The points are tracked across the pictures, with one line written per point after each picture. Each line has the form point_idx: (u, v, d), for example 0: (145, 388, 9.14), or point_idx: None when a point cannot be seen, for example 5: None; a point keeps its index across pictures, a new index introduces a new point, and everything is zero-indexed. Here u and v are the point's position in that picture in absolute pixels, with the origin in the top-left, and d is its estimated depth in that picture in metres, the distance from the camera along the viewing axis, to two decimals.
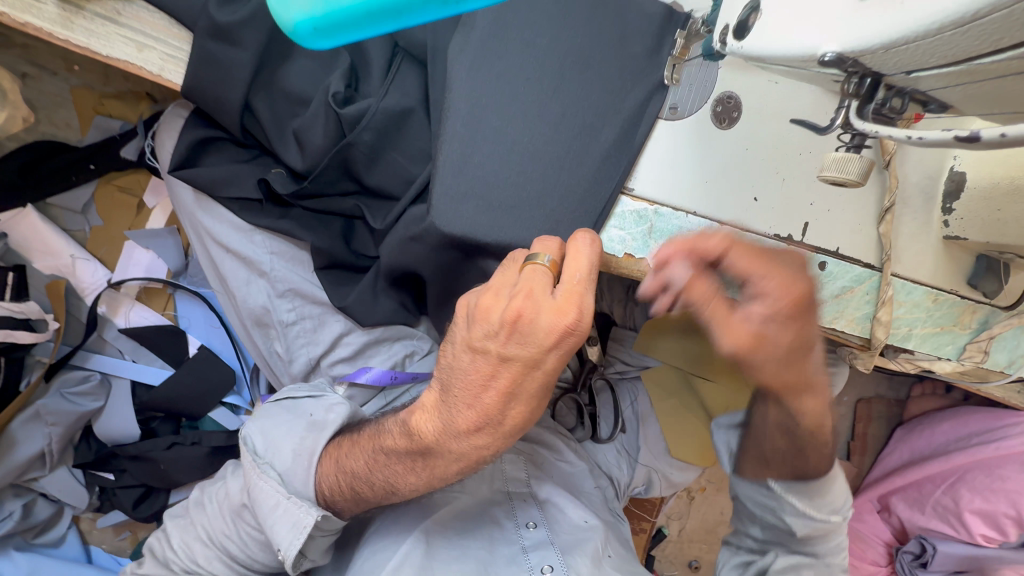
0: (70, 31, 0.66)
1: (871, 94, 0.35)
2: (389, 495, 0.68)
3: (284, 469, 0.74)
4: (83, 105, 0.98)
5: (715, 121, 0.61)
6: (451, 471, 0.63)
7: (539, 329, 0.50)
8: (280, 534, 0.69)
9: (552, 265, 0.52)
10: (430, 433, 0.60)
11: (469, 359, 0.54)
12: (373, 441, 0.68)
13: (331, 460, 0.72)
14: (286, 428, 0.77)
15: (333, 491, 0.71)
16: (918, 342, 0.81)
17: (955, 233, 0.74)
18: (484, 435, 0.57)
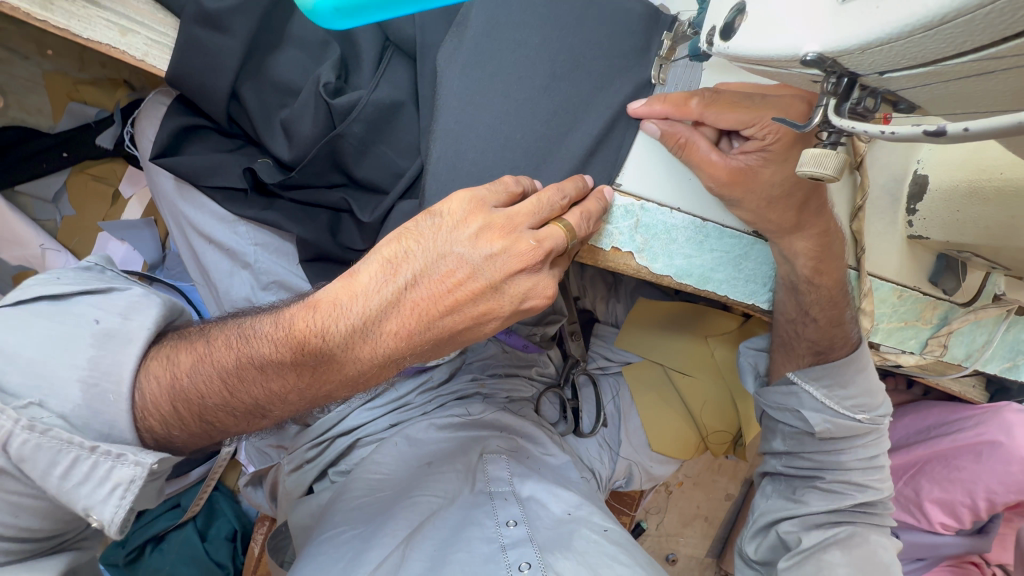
0: (47, 11, 0.63)
1: (847, 93, 0.37)
2: (254, 416, 0.60)
3: (68, 408, 0.53)
4: (57, 90, 0.94)
5: None
6: (334, 389, 0.60)
7: (512, 253, 0.55)
8: (94, 492, 0.52)
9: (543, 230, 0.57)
10: (327, 334, 0.55)
11: (449, 255, 0.55)
12: (243, 350, 0.57)
13: (165, 365, 0.57)
14: (59, 347, 0.54)
15: (163, 409, 0.56)
16: (884, 336, 0.87)
17: (918, 233, 0.79)
18: (396, 358, 0.59)
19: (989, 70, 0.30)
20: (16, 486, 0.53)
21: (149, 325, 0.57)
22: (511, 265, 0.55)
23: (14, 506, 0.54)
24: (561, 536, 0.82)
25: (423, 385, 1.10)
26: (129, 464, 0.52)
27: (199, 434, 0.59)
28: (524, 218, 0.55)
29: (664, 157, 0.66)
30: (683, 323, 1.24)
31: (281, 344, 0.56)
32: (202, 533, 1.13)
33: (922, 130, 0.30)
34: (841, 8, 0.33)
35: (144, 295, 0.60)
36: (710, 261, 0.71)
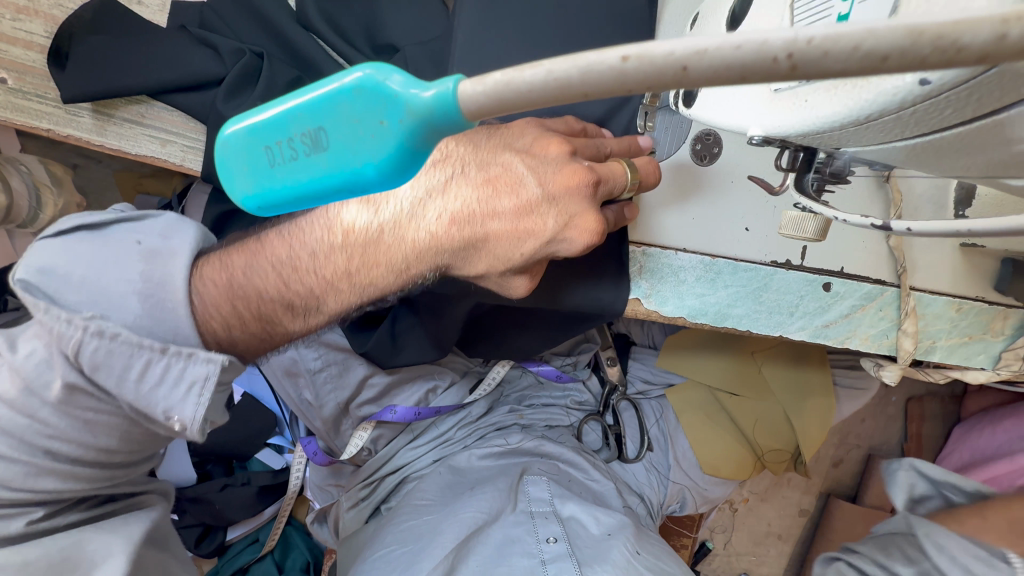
0: (103, 137, 0.74)
1: (805, 167, 0.39)
2: (302, 316, 0.57)
3: (130, 319, 0.49)
4: (126, 186, 1.08)
5: (696, 159, 0.65)
6: (388, 278, 0.57)
7: (561, 170, 0.55)
8: (172, 393, 0.49)
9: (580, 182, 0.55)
10: (378, 217, 0.55)
11: (501, 159, 0.56)
12: (293, 244, 0.56)
13: (219, 268, 0.54)
14: (108, 265, 0.50)
15: (222, 310, 0.53)
16: (944, 354, 0.78)
17: (972, 241, 0.71)
18: (440, 254, 0.57)
19: (939, 147, 0.30)
20: (91, 403, 0.50)
21: (191, 240, 0.53)
22: (571, 184, 0.55)
23: (90, 424, 0.50)
24: (599, 548, 0.85)
25: (462, 420, 1.13)
26: (203, 361, 0.49)
27: (255, 339, 0.56)
28: (580, 150, 0.57)
29: (665, 198, 0.66)
30: (726, 344, 1.19)
31: (333, 232, 0.55)
32: (279, 565, 1.23)
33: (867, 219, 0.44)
34: (776, 97, 0.32)
35: (179, 218, 0.56)
36: (726, 297, 0.69)
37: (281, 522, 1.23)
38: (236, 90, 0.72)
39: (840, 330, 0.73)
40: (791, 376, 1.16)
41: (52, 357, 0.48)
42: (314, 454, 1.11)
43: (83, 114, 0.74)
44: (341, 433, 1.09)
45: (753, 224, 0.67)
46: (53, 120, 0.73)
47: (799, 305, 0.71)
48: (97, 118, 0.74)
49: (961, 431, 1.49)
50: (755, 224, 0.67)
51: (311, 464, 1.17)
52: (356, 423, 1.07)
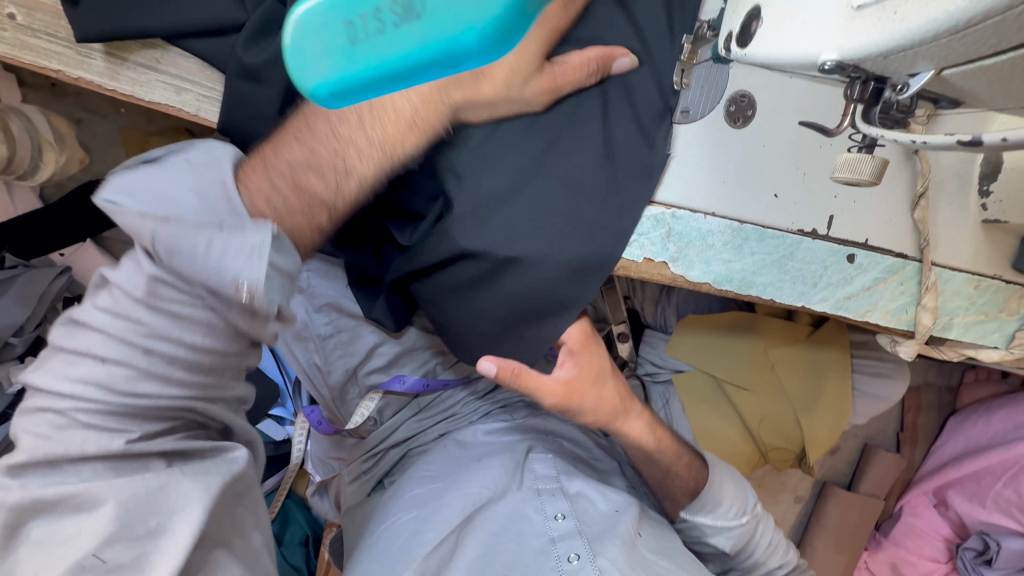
0: (114, 81, 0.72)
1: (875, 98, 0.38)
2: (342, 182, 0.58)
3: (196, 209, 0.49)
4: (130, 143, 1.05)
5: (729, 121, 0.64)
6: (380, 155, 0.59)
7: None
8: (237, 257, 0.48)
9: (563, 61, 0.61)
10: (349, 110, 0.57)
11: None
12: (271, 155, 0.56)
13: (255, 194, 0.52)
14: (171, 171, 0.50)
15: (261, 215, 0.52)
16: (960, 331, 0.78)
17: (994, 217, 0.71)
18: (437, 82, 0.59)
19: (1013, 74, 0.31)
20: (173, 296, 0.48)
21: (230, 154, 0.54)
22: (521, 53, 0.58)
23: (183, 322, 0.48)
24: (607, 524, 0.84)
25: (468, 397, 1.11)
26: (255, 228, 0.50)
27: (295, 222, 0.55)
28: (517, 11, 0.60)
29: (695, 162, 0.65)
30: (742, 326, 1.14)
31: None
32: (278, 537, 1.22)
33: (957, 140, 0.37)
34: (856, 15, 0.32)
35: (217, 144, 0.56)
36: (751, 265, 0.68)
37: (281, 494, 1.22)
38: (257, 37, 0.70)
39: (861, 303, 0.73)
40: (807, 363, 1.11)
41: (137, 259, 0.47)
42: (319, 423, 1.10)
43: (95, 56, 0.71)
44: (346, 403, 1.07)
45: (782, 191, 0.66)
46: (63, 62, 0.70)
47: (823, 275, 0.71)
48: (110, 61, 0.71)
49: (956, 421, 1.51)
50: (784, 192, 0.67)
51: (314, 435, 1.15)
52: (363, 392, 1.05)
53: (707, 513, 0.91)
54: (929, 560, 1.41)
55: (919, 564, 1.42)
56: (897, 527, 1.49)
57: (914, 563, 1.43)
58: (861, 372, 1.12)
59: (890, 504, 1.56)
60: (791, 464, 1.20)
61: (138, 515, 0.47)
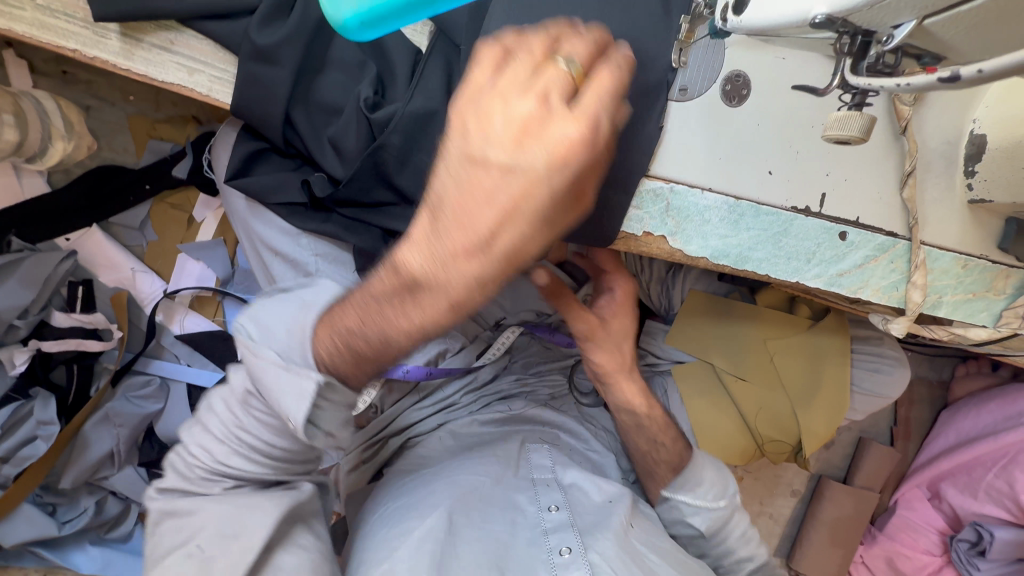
0: (130, 62, 0.74)
1: (862, 52, 0.43)
2: (387, 350, 0.56)
3: (281, 349, 0.59)
4: (138, 131, 1.07)
5: (724, 99, 0.67)
6: (442, 313, 0.51)
7: (549, 138, 0.44)
8: (292, 399, 0.57)
9: (574, 73, 0.46)
10: (413, 267, 0.50)
11: (467, 174, 0.46)
12: (359, 289, 0.56)
13: (327, 329, 0.58)
14: (282, 304, 0.63)
15: (336, 359, 0.58)
16: (949, 310, 0.81)
17: (979, 197, 0.74)
18: (471, 275, 0.48)
19: (992, 18, 0.35)
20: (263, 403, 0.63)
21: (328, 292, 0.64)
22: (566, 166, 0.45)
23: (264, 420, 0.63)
24: (601, 517, 0.86)
25: (469, 385, 1.12)
26: (309, 374, 0.57)
27: (360, 371, 0.59)
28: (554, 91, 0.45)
29: (694, 140, 0.67)
30: (740, 310, 1.15)
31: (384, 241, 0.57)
32: None
33: (939, 78, 0.39)
34: None
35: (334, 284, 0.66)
36: (747, 241, 0.71)
37: None
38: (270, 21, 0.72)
39: (853, 281, 0.75)
40: (806, 349, 1.12)
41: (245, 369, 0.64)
42: None
43: (110, 36, 0.73)
44: None
45: (776, 167, 0.69)
46: (79, 41, 0.72)
47: (816, 252, 0.73)
48: (125, 41, 0.73)
49: (949, 414, 1.53)
50: (778, 168, 0.69)
51: None
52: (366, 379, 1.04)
53: (687, 493, 0.90)
54: (924, 552, 1.42)
55: (914, 557, 1.43)
56: (892, 521, 1.49)
57: (908, 555, 1.44)
58: (862, 368, 1.13)
59: (885, 498, 1.57)
60: (788, 458, 1.19)
61: (222, 537, 0.62)
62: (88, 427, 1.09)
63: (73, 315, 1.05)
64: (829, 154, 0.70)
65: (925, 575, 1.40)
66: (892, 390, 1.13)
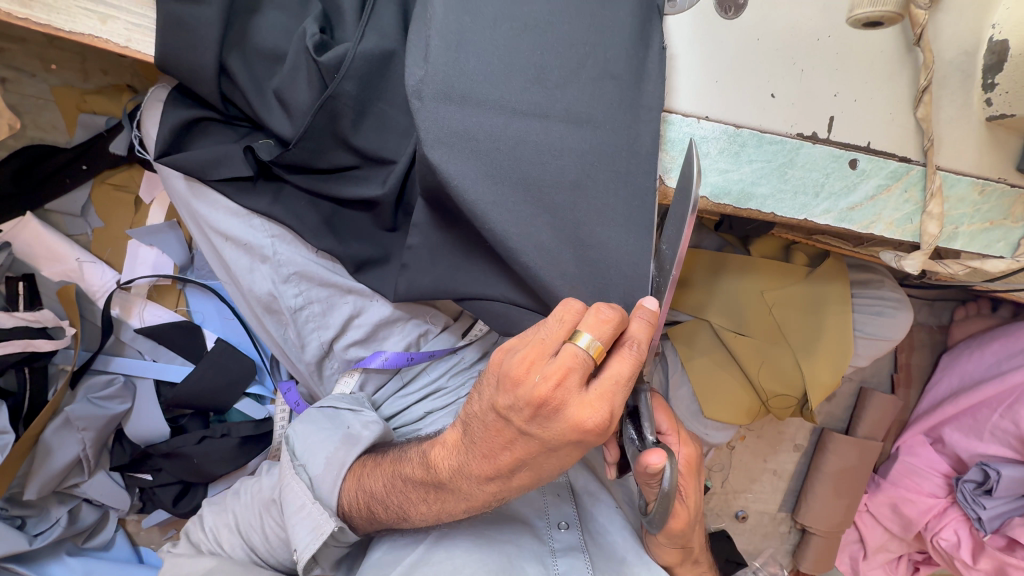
0: (27, 10, 0.63)
1: None
2: (401, 519, 0.74)
3: (317, 473, 0.81)
4: (67, 104, 0.95)
5: (720, 11, 0.60)
6: (458, 508, 0.69)
7: (562, 418, 0.51)
8: (306, 537, 0.76)
9: (595, 350, 0.50)
10: (437, 473, 0.66)
11: (492, 418, 0.56)
12: (393, 467, 0.73)
13: (354, 482, 0.78)
14: (322, 435, 0.83)
15: (358, 508, 0.76)
16: (966, 242, 0.74)
17: (999, 112, 0.67)
18: (494, 484, 0.62)
19: None
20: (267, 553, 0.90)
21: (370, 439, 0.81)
22: (566, 427, 0.51)
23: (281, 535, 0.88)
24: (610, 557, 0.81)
25: (456, 367, 0.97)
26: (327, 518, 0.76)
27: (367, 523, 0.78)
28: (575, 377, 0.50)
29: (683, 62, 0.61)
30: (734, 264, 1.08)
31: (417, 463, 0.69)
32: None
33: None
34: None
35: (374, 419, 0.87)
36: (750, 175, 0.63)
37: None
38: None
39: (864, 215, 0.68)
40: (805, 299, 1.07)
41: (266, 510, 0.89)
42: (296, 404, 1.08)
43: None
44: (325, 379, 0.96)
45: (779, 89, 0.61)
46: None
47: (825, 184, 0.66)
48: None
49: (949, 358, 1.51)
50: (782, 91, 0.62)
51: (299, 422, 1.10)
52: (343, 366, 0.94)
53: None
54: (928, 495, 1.40)
55: (918, 501, 1.41)
56: (895, 467, 1.47)
57: (913, 501, 1.42)
58: (861, 312, 1.09)
59: (887, 445, 1.55)
60: (794, 413, 1.13)
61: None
62: (48, 434, 1.01)
63: (16, 314, 0.96)
64: (836, 72, 0.63)
65: (930, 517, 1.39)
66: (896, 335, 1.08)
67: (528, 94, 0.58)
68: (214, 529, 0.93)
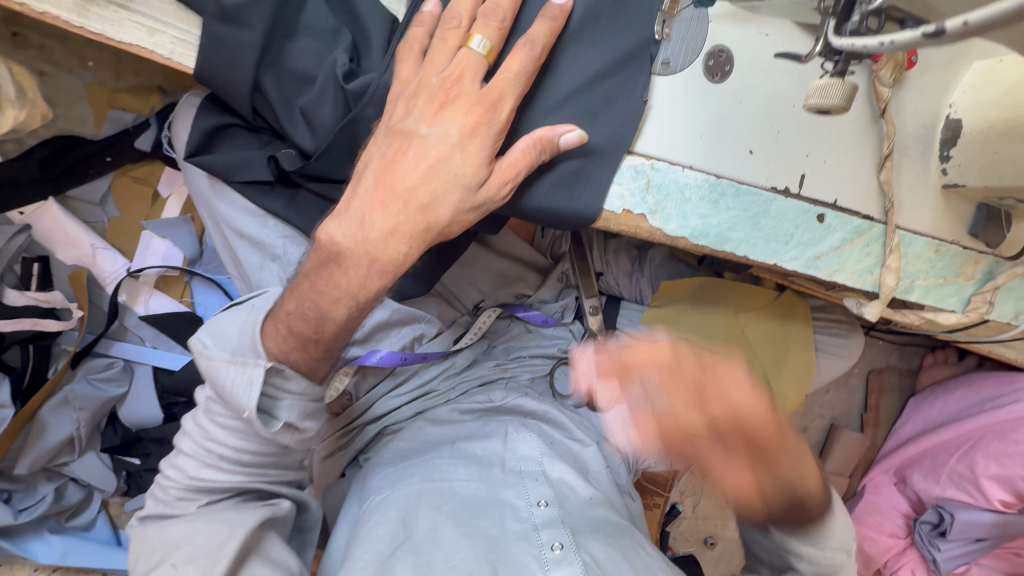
0: (84, 19, 0.69)
1: (844, 18, 0.52)
2: (322, 325, 0.65)
3: (214, 354, 0.66)
4: (97, 100, 1.01)
5: (707, 75, 0.67)
6: (353, 286, 0.65)
7: (462, 95, 0.62)
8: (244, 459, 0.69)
9: (486, 48, 0.62)
10: (337, 234, 0.64)
11: (390, 133, 0.64)
12: (301, 274, 0.67)
13: (276, 327, 0.66)
14: (222, 328, 0.68)
15: (286, 354, 0.66)
16: (921, 294, 0.81)
17: (954, 182, 0.75)
18: (394, 219, 0.63)
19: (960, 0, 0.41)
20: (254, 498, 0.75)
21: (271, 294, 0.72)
22: (467, 130, 0.61)
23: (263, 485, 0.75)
24: (590, 522, 0.84)
25: (446, 371, 1.08)
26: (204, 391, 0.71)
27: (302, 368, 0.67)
28: (468, 74, 0.62)
29: (676, 116, 0.67)
30: (711, 294, 1.16)
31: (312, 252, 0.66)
32: None
33: (923, 31, 0.39)
34: None
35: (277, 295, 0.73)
36: (727, 222, 0.70)
37: None
38: None
39: (830, 263, 0.75)
40: (776, 333, 1.15)
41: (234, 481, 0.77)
42: None
43: None
44: None
45: (757, 146, 0.68)
46: None
47: (794, 234, 0.73)
48: None
49: (916, 402, 1.57)
50: (759, 148, 0.69)
51: None
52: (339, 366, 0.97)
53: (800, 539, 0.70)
54: (889, 534, 1.45)
55: (879, 540, 1.46)
56: (861, 505, 1.52)
57: (874, 539, 1.47)
58: (822, 332, 1.20)
59: (854, 482, 1.60)
60: None
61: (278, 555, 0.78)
62: (45, 411, 1.05)
63: (28, 294, 1.00)
64: (809, 136, 0.70)
65: (890, 556, 1.44)
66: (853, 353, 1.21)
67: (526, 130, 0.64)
68: (172, 485, 0.71)
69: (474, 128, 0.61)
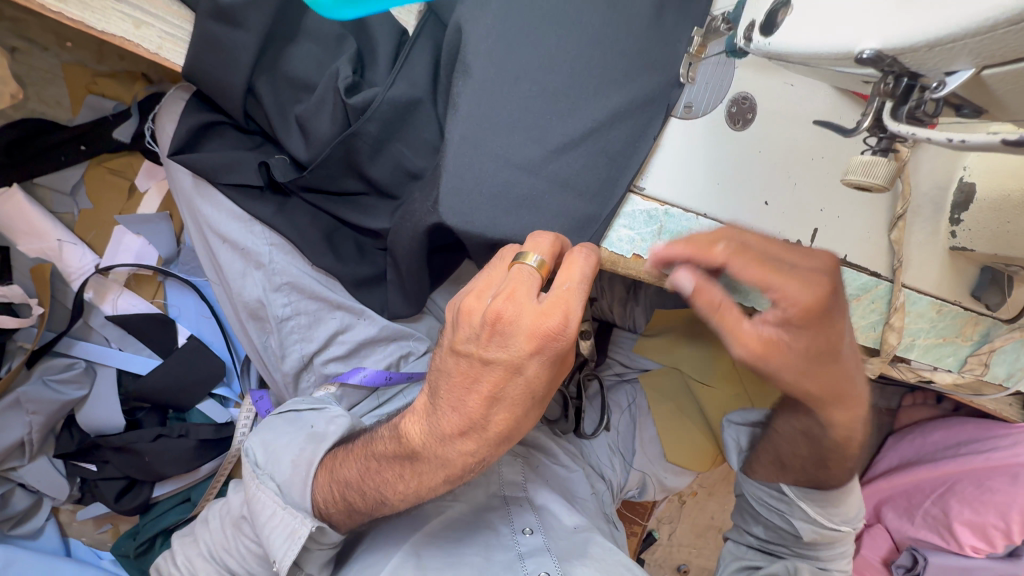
0: (61, 3, 0.62)
1: (904, 96, 0.45)
2: (380, 505, 0.64)
3: (271, 463, 0.73)
4: (75, 83, 0.94)
5: (729, 122, 0.65)
6: (437, 482, 0.59)
7: (519, 331, 0.49)
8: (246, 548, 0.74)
9: (542, 267, 0.51)
10: (411, 440, 0.58)
11: (453, 360, 0.53)
12: (364, 450, 0.66)
13: (328, 475, 0.69)
14: (280, 437, 0.76)
15: (334, 502, 0.67)
16: (920, 352, 0.80)
17: (962, 245, 0.74)
18: (467, 441, 0.55)
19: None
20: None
21: (337, 428, 0.74)
22: (529, 344, 0.49)
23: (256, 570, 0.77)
24: (576, 544, 0.81)
25: None
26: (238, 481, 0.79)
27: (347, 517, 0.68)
28: (524, 291, 0.49)
29: (692, 162, 0.65)
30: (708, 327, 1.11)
31: (388, 439, 0.63)
32: None
33: (1000, 138, 0.37)
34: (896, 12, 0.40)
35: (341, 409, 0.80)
36: None
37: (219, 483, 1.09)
38: None
39: None
40: None
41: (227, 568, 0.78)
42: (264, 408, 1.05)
43: None
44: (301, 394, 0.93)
45: (772, 198, 0.66)
46: None
47: None
48: None
49: None
50: (774, 199, 0.67)
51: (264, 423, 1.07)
52: (319, 382, 0.91)
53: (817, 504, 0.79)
54: None
55: None
56: None
57: None
58: None
59: None
60: None
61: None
62: None
63: None
64: (825, 189, 0.68)
65: None
66: None
67: (537, 164, 0.62)
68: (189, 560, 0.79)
69: (541, 337, 0.49)
